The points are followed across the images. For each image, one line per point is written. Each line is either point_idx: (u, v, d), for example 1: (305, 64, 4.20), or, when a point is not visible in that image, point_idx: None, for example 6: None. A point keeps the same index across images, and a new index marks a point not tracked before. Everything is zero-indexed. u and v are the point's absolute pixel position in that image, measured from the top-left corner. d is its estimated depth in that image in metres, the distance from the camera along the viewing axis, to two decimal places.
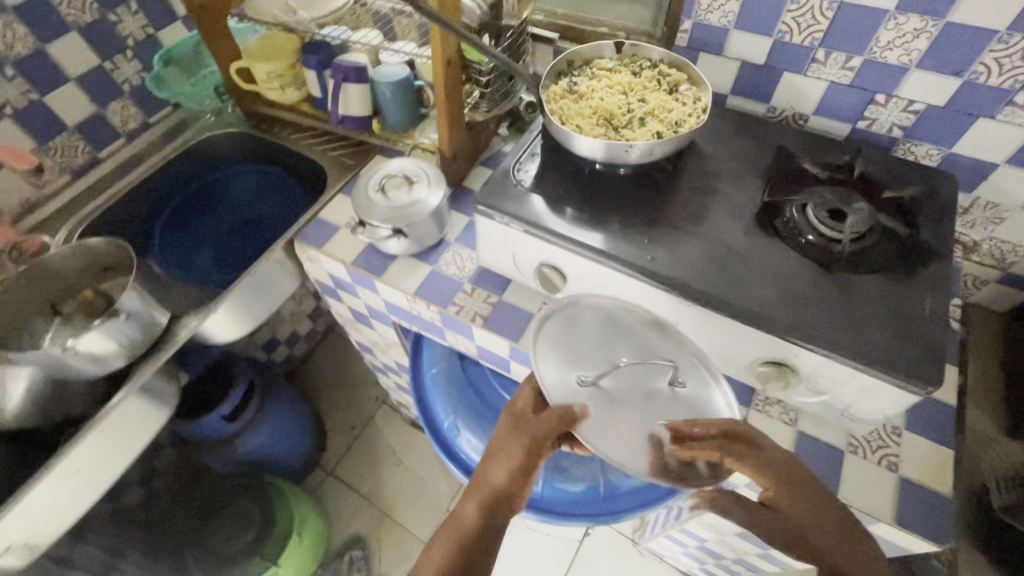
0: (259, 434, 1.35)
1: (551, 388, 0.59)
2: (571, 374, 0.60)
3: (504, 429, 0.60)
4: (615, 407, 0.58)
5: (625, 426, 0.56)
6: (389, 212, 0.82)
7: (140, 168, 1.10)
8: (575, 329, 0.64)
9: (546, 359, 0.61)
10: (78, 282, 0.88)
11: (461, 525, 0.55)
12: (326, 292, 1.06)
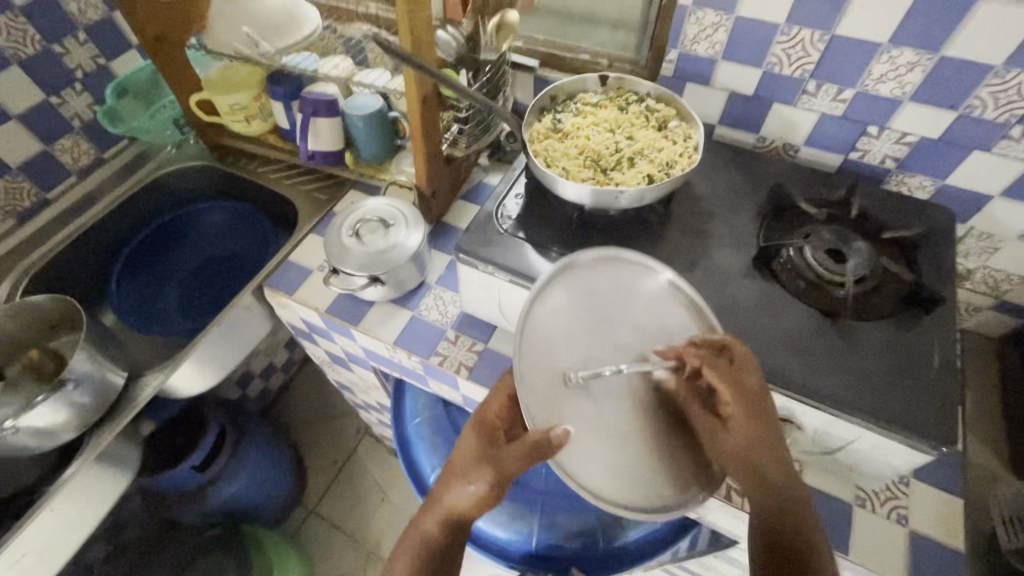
0: (233, 481, 1.27)
1: (538, 382, 0.48)
2: (560, 368, 0.50)
3: (472, 446, 0.60)
4: (598, 417, 0.50)
5: (603, 444, 0.49)
6: (364, 259, 0.77)
7: (94, 208, 1.03)
8: (572, 301, 0.53)
9: (536, 344, 0.50)
10: (23, 341, 0.81)
11: (423, 538, 0.58)
12: (300, 337, 1.00)
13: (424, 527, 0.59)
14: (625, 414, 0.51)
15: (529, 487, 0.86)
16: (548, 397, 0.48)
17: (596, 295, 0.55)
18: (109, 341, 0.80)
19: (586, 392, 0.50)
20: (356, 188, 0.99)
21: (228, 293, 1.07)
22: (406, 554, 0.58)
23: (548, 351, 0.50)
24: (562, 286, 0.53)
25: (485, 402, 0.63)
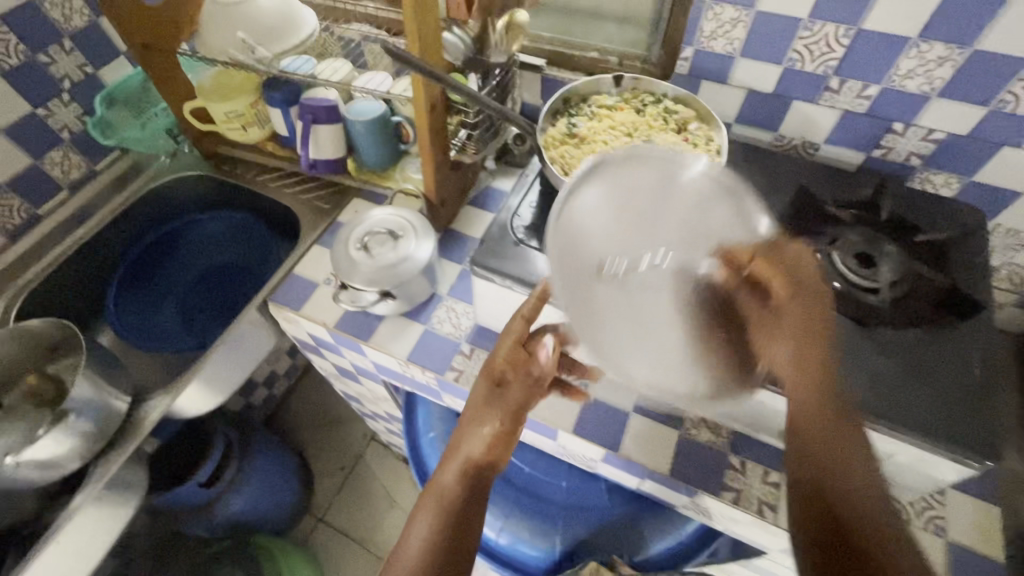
0: (241, 495, 1.25)
1: (572, 268, 0.48)
2: (597, 255, 0.50)
3: (481, 397, 0.61)
4: (641, 303, 0.50)
5: (648, 329, 0.49)
6: (374, 273, 0.74)
7: (88, 222, 0.99)
8: (614, 193, 0.51)
9: (571, 228, 0.49)
10: (19, 366, 0.77)
11: (444, 492, 0.57)
12: (307, 350, 0.97)
13: (444, 482, 0.58)
14: (667, 303, 0.50)
15: (547, 500, 0.85)
16: (585, 284, 0.49)
17: (631, 190, 0.52)
18: (110, 364, 0.77)
19: (623, 282, 0.50)
20: (360, 195, 0.95)
21: (229, 306, 1.04)
22: (429, 511, 0.56)
23: (586, 239, 0.50)
24: (597, 182, 0.51)
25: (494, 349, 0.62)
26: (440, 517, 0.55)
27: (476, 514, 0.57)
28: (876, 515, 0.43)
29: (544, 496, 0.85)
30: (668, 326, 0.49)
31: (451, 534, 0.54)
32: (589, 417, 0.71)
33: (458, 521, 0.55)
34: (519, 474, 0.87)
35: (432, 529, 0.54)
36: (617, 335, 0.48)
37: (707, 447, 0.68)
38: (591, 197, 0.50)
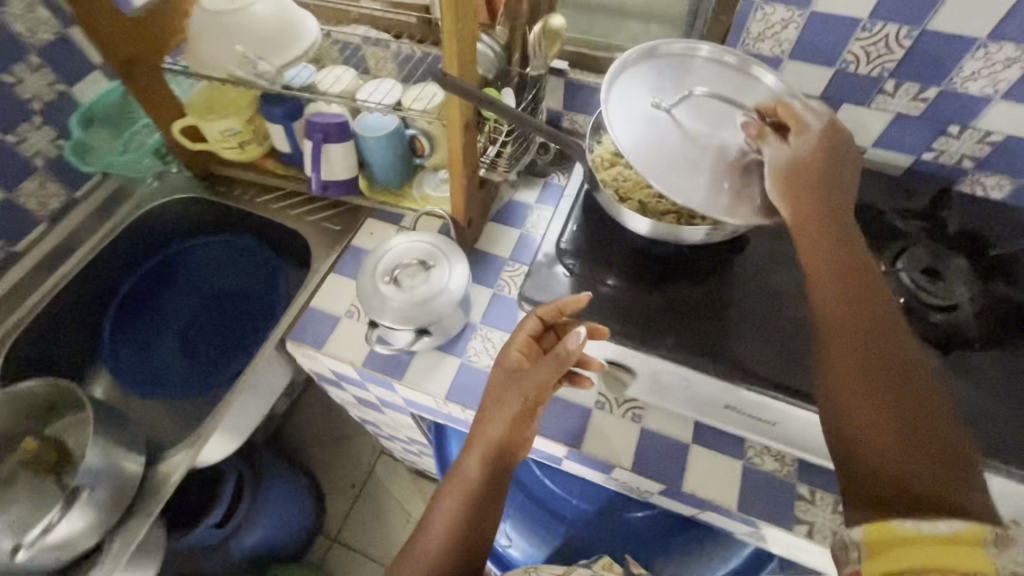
0: (256, 528, 1.19)
1: (627, 108, 0.60)
2: (647, 102, 0.61)
3: (498, 380, 0.61)
4: (683, 133, 0.60)
5: (685, 129, 0.60)
6: (405, 309, 0.68)
7: (74, 258, 0.90)
8: (663, 70, 0.64)
9: (625, 81, 0.63)
10: (16, 429, 0.71)
11: (464, 480, 0.60)
12: (326, 384, 0.91)
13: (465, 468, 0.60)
14: (708, 146, 0.59)
15: (595, 530, 0.82)
16: (638, 118, 0.60)
17: (680, 73, 0.65)
18: (117, 421, 0.70)
19: (671, 119, 0.60)
20: (375, 216, 0.89)
21: (235, 336, 0.95)
22: (452, 496, 0.60)
23: (638, 95, 0.62)
24: (644, 64, 0.64)
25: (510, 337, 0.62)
26: (459, 505, 0.58)
27: (496, 497, 0.60)
28: (865, 448, 0.47)
29: (590, 524, 0.82)
30: (702, 132, 0.60)
31: (469, 519, 0.58)
32: (647, 452, 0.68)
33: (478, 506, 0.59)
34: (563, 503, 0.84)
35: (453, 514, 0.58)
36: (638, 80, 0.63)
37: (772, 476, 0.66)
38: (635, 57, 0.64)
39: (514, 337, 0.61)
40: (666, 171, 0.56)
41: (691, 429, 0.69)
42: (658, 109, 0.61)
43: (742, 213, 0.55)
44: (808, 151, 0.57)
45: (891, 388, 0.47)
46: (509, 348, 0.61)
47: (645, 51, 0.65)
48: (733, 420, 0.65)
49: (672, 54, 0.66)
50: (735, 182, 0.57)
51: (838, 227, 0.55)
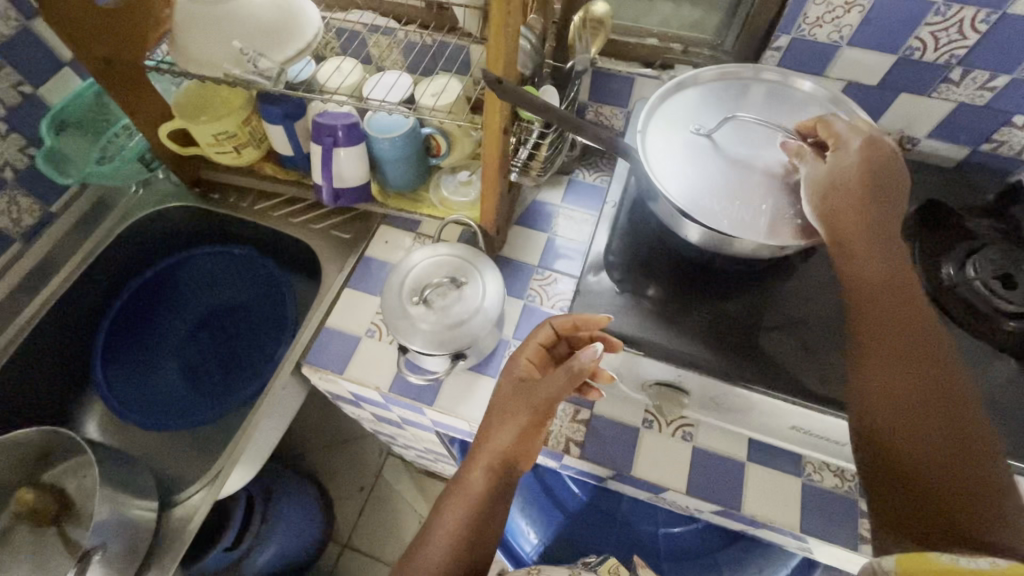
0: (269, 547, 1.14)
1: (662, 136, 0.60)
2: (688, 128, 0.60)
3: (507, 390, 0.58)
4: (722, 158, 0.57)
5: (726, 156, 0.57)
6: (439, 333, 0.62)
7: (56, 278, 0.81)
8: (710, 99, 0.62)
9: (665, 109, 0.61)
10: (9, 481, 0.64)
11: (466, 492, 0.54)
12: (343, 404, 0.85)
13: (468, 480, 0.54)
14: (749, 172, 0.56)
15: (635, 544, 0.79)
16: (673, 144, 0.59)
17: (730, 99, 0.62)
18: (124, 465, 0.64)
19: (711, 146, 0.58)
20: (388, 222, 0.82)
21: (239, 355, 0.89)
22: (454, 510, 0.53)
23: (679, 122, 0.61)
24: (691, 93, 0.63)
25: (522, 346, 0.61)
26: (463, 519, 0.52)
27: (500, 512, 0.55)
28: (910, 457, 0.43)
29: (629, 538, 0.79)
30: (745, 157, 0.57)
31: (474, 536, 0.52)
32: (703, 474, 0.64)
33: (482, 518, 0.53)
34: (600, 518, 0.81)
35: (456, 528, 0.52)
36: (675, 110, 0.61)
37: (833, 492, 0.62)
38: (671, 87, 0.62)
39: (525, 347, 0.60)
40: (706, 203, 0.54)
41: (745, 445, 0.65)
42: (699, 136, 0.59)
43: (785, 232, 0.52)
44: (849, 167, 0.52)
45: (934, 411, 0.43)
46: (520, 357, 0.59)
47: (682, 80, 0.63)
48: (796, 439, 0.61)
49: (710, 78, 0.63)
50: (775, 204, 0.54)
51: (891, 242, 0.50)
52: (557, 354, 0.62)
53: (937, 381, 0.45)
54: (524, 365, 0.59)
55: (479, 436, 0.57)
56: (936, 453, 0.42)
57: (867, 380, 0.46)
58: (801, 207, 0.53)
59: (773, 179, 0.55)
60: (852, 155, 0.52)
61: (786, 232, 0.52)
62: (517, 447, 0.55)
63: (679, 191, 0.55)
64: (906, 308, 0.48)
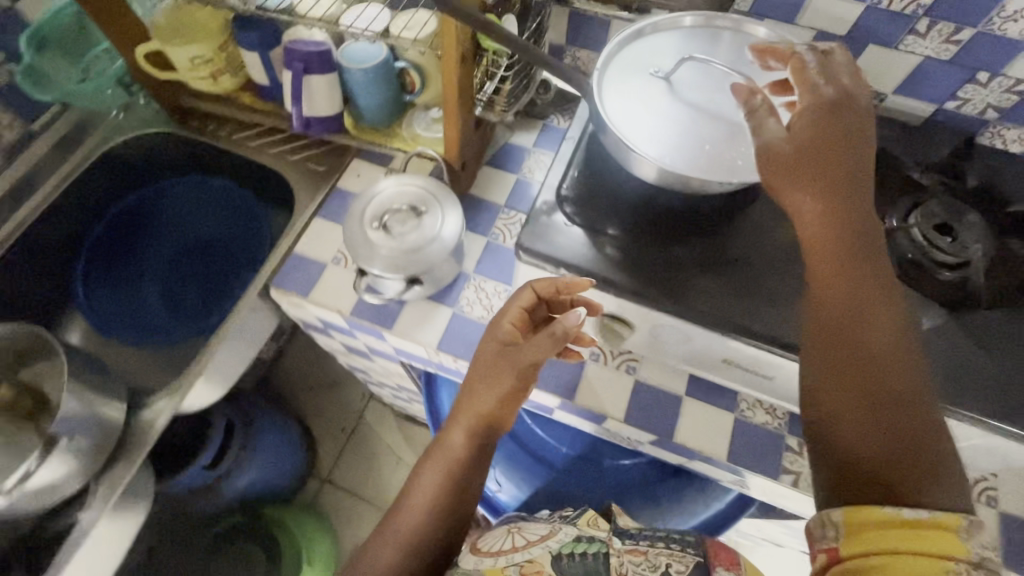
0: (248, 471, 1.20)
1: (621, 75, 0.59)
2: (648, 69, 0.59)
3: (490, 355, 0.56)
4: (676, 100, 0.57)
5: (680, 98, 0.57)
6: (397, 257, 0.64)
7: (37, 195, 0.84)
8: (674, 45, 0.61)
9: (627, 50, 0.61)
10: None
11: (450, 452, 0.59)
12: (313, 332, 0.88)
13: (449, 442, 0.59)
14: (699, 115, 0.56)
15: (583, 476, 0.83)
16: (630, 84, 0.59)
17: (694, 44, 0.61)
18: (98, 368, 0.67)
19: (667, 87, 0.58)
20: (361, 156, 0.84)
21: (216, 283, 0.92)
22: (435, 468, 0.59)
23: (639, 63, 0.60)
24: (656, 35, 0.62)
25: (505, 305, 0.59)
26: (443, 479, 0.58)
27: (480, 469, 0.60)
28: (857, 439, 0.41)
29: (578, 470, 0.83)
30: (700, 100, 0.57)
31: (452, 492, 0.58)
32: (641, 405, 0.67)
33: (460, 477, 0.58)
34: (553, 452, 0.85)
35: (435, 486, 0.58)
36: (636, 53, 0.61)
37: (762, 428, 0.66)
38: (636, 28, 0.61)
39: (508, 311, 0.58)
40: (658, 143, 0.55)
41: (685, 382, 0.68)
42: (657, 78, 0.59)
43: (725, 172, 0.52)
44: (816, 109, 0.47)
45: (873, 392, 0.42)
46: (502, 322, 0.57)
47: (648, 23, 0.62)
48: (730, 375, 0.63)
49: (672, 24, 0.62)
50: (717, 146, 0.54)
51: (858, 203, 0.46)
52: (541, 315, 0.61)
53: (883, 362, 0.43)
54: (507, 328, 0.57)
55: (462, 400, 0.59)
56: (874, 434, 0.41)
57: (813, 361, 0.46)
58: (743, 152, 0.54)
59: (726, 126, 0.55)
60: (809, 102, 0.48)
61: (724, 172, 0.52)
62: (495, 411, 0.57)
63: (634, 132, 0.55)
64: (861, 288, 0.46)
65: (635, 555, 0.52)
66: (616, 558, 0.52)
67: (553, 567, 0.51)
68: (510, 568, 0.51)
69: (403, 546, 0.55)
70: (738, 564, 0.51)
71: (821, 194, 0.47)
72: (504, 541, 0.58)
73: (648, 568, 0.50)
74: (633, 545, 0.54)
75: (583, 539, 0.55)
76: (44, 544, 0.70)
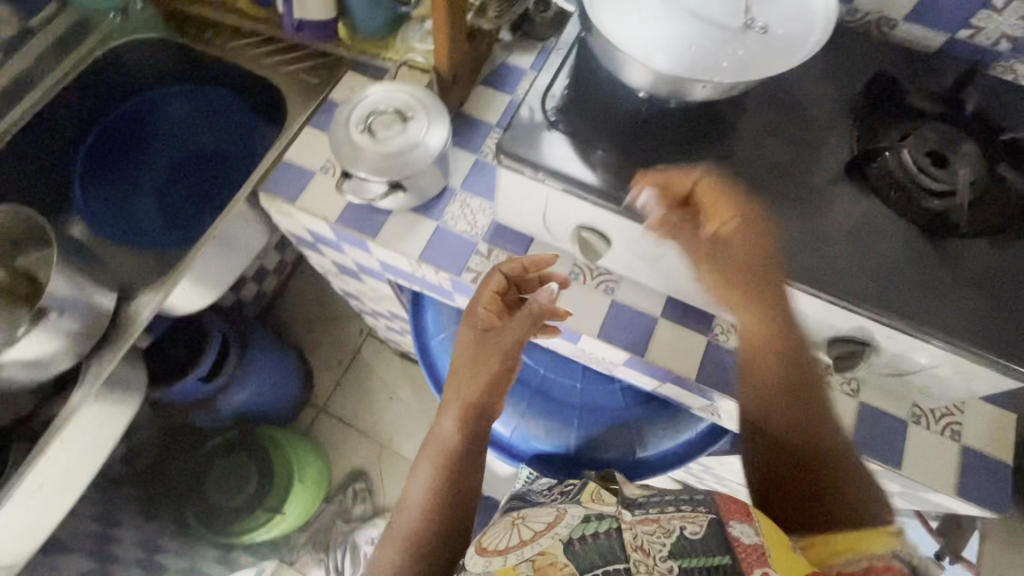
0: (243, 390, 1.24)
1: None
2: None
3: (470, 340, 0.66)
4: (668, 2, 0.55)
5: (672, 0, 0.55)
6: (379, 160, 0.65)
7: (36, 91, 0.83)
8: None
9: None
10: None
11: (445, 444, 0.66)
12: (302, 246, 0.89)
13: (442, 431, 0.67)
14: (690, 18, 0.54)
15: (560, 399, 0.85)
16: None
17: None
18: (90, 258, 0.69)
19: None
20: (355, 66, 0.82)
21: (210, 195, 0.93)
22: (431, 458, 0.66)
23: None
24: None
25: (475, 298, 0.67)
26: (437, 469, 0.65)
27: (474, 456, 0.67)
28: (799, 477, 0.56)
29: (556, 392, 0.85)
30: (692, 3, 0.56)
31: (449, 476, 0.65)
32: (615, 322, 0.68)
33: (454, 463, 0.65)
34: (533, 374, 0.86)
35: (432, 473, 0.65)
36: None
37: (734, 352, 0.67)
38: None
39: (481, 296, 0.65)
40: (648, 42, 0.53)
41: (662, 303, 0.69)
42: None
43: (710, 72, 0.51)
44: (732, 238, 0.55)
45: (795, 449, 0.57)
46: (478, 309, 0.65)
47: None
48: (705, 295, 0.64)
49: None
50: (703, 47, 0.53)
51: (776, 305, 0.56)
52: (512, 297, 0.67)
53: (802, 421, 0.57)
54: (483, 314, 0.65)
55: (450, 390, 0.67)
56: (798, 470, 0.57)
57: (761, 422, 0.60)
58: (729, 54, 0.53)
59: (716, 31, 0.54)
60: (731, 220, 0.55)
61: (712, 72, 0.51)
62: (483, 394, 0.66)
63: (622, 30, 0.53)
64: (787, 376, 0.58)
65: (646, 524, 0.47)
66: (628, 531, 0.46)
67: (566, 556, 0.46)
68: (521, 566, 0.46)
69: (403, 546, 0.61)
70: (754, 518, 0.47)
71: (752, 311, 0.57)
72: (510, 536, 0.51)
73: (662, 534, 0.46)
74: (642, 513, 0.48)
75: (593, 518, 0.48)
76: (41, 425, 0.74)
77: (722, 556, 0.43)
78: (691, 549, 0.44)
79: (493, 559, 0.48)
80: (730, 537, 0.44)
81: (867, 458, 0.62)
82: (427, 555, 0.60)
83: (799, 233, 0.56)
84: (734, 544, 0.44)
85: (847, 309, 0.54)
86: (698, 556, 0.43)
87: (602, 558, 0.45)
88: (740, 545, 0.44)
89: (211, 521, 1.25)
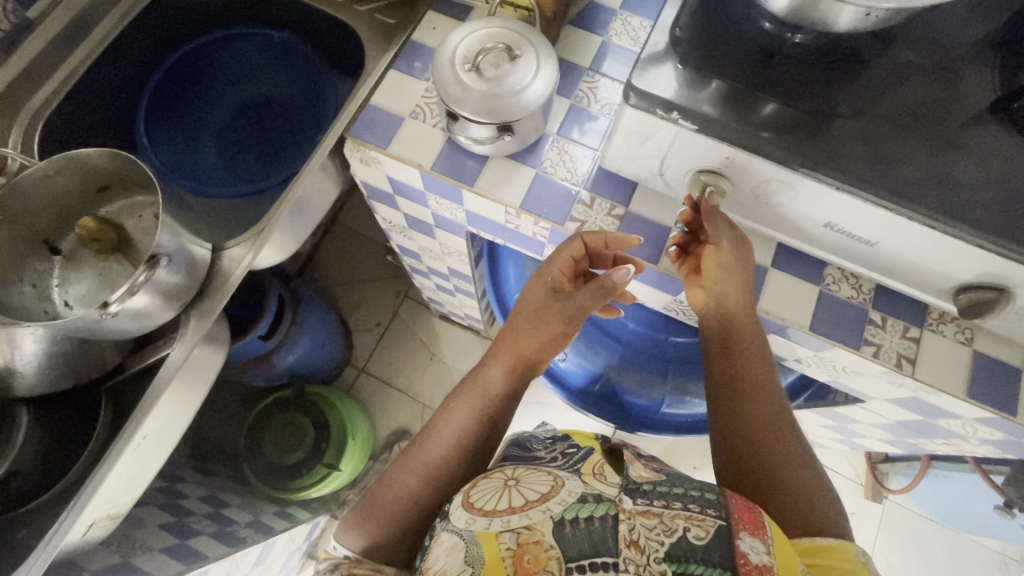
0: (296, 348, 1.23)
1: None
2: None
3: (539, 298, 0.69)
4: None
5: None
6: (486, 101, 0.61)
7: (91, 38, 0.85)
8: None
9: None
10: (79, 200, 0.75)
11: (486, 389, 0.67)
12: (377, 197, 0.87)
13: (487, 377, 0.68)
14: None
15: (650, 353, 0.96)
16: None
17: None
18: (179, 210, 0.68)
19: None
20: (435, 7, 0.77)
21: (276, 143, 0.98)
22: (470, 398, 0.67)
23: None
24: None
25: (551, 256, 0.68)
26: (474, 409, 0.66)
27: (506, 410, 0.68)
28: (768, 486, 0.59)
29: (643, 346, 0.96)
30: None
31: (478, 424, 0.65)
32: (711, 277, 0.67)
33: (489, 413, 0.66)
34: (626, 330, 0.96)
35: (466, 414, 0.66)
36: None
37: (846, 302, 0.67)
38: None
39: (558, 258, 0.67)
40: None
41: (772, 253, 0.68)
42: None
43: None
44: (745, 255, 0.63)
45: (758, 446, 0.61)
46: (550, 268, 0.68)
47: None
48: (829, 240, 0.62)
49: None
50: None
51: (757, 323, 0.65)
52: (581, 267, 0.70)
53: (765, 427, 0.62)
54: (555, 275, 0.68)
55: (505, 342, 0.69)
56: (763, 465, 0.60)
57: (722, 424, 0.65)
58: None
59: None
60: (744, 249, 0.63)
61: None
62: (532, 351, 0.68)
63: None
64: (755, 378, 0.64)
65: (648, 518, 0.47)
66: (627, 522, 0.47)
67: (553, 537, 0.46)
68: (505, 536, 0.47)
69: (424, 475, 0.62)
70: (765, 531, 0.48)
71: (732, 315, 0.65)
72: (500, 496, 0.52)
73: (664, 531, 0.47)
74: (646, 505, 0.48)
75: (590, 500, 0.48)
76: (142, 378, 0.76)
77: (724, 569, 0.44)
78: (693, 554, 0.45)
79: (477, 517, 0.50)
80: (736, 551, 0.45)
81: (982, 405, 0.62)
82: (441, 492, 0.61)
83: (952, 175, 0.52)
84: (739, 560, 0.45)
85: (996, 258, 0.51)
86: (701, 564, 0.45)
87: (592, 548, 0.45)
88: (745, 562, 0.45)
89: (271, 476, 1.29)
